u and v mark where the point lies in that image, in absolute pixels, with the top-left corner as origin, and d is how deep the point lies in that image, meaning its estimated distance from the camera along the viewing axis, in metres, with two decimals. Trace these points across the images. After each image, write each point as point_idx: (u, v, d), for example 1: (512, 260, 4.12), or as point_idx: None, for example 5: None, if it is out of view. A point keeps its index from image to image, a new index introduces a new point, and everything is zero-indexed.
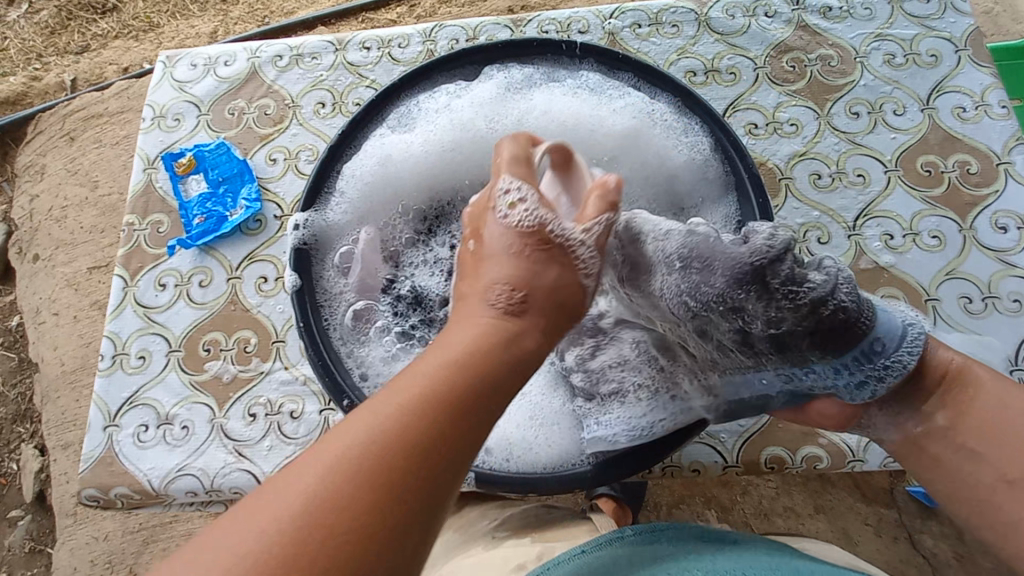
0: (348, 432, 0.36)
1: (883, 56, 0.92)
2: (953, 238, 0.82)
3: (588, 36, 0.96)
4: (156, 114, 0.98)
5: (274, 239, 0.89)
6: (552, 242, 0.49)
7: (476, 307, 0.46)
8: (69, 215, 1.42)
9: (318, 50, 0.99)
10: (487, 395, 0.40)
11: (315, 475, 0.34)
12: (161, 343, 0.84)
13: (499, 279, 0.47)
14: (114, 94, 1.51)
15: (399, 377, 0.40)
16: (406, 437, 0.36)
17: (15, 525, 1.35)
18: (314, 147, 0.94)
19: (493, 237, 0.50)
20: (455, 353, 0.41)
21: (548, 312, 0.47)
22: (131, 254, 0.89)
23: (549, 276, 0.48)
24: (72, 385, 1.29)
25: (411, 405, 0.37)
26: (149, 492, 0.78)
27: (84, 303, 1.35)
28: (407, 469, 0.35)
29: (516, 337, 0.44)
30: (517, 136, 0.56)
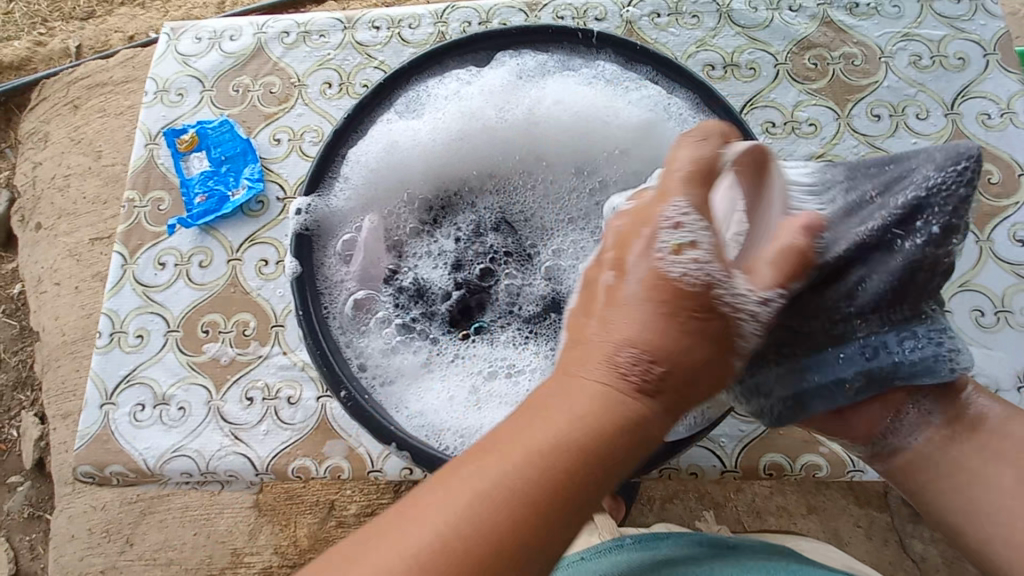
0: (432, 514, 0.35)
1: (909, 57, 0.89)
2: (969, 249, 0.81)
3: (604, 24, 0.93)
4: (158, 88, 0.96)
5: (276, 221, 0.87)
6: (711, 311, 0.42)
7: (596, 362, 0.41)
8: (71, 185, 1.41)
9: (326, 28, 0.96)
10: (597, 483, 0.37)
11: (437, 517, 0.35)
12: (160, 322, 0.83)
13: (622, 342, 0.41)
14: (119, 63, 1.48)
15: (489, 459, 0.37)
16: (498, 532, 0.35)
17: (14, 491, 1.36)
18: (319, 128, 0.92)
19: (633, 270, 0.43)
20: (560, 440, 0.37)
21: (680, 393, 0.42)
22: (131, 231, 0.88)
23: (703, 352, 0.42)
24: (73, 355, 1.29)
25: (537, 475, 0.36)
26: (145, 471, 0.77)
27: (86, 274, 1.34)
28: (517, 542, 0.35)
29: (634, 422, 0.40)
30: (705, 132, 0.45)
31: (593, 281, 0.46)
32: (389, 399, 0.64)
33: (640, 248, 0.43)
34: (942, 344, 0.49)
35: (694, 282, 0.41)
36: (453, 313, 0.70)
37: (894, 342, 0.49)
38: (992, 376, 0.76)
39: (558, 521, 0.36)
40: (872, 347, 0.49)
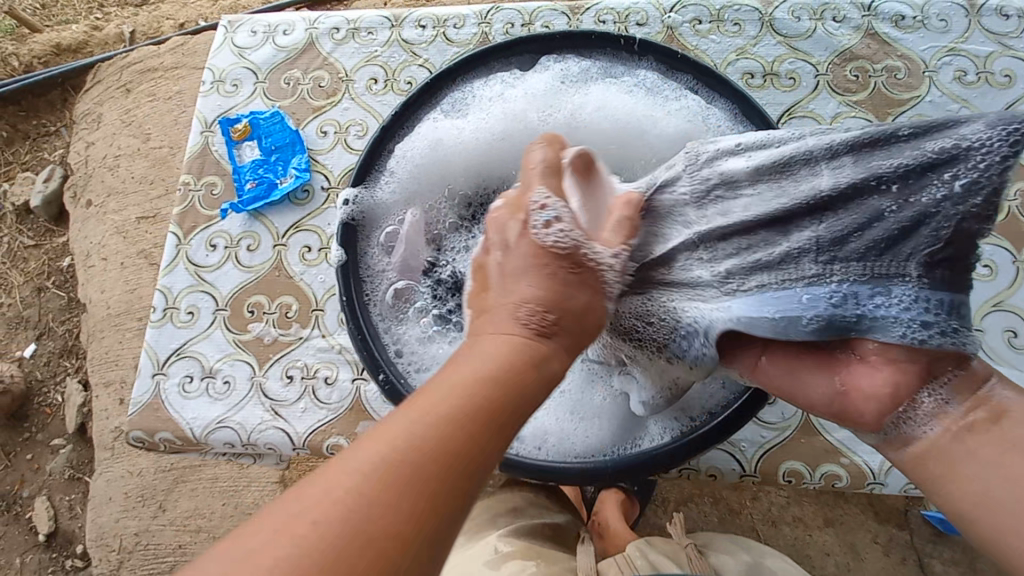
0: (378, 444, 0.36)
1: (954, 72, 0.88)
2: (1005, 267, 0.80)
3: (646, 29, 0.95)
4: (215, 78, 1.01)
5: (320, 210, 0.92)
6: (584, 265, 0.48)
7: (514, 314, 0.45)
8: (121, 164, 1.48)
9: (374, 25, 1.00)
10: (512, 407, 0.40)
11: (374, 468, 0.35)
12: (210, 300, 0.89)
13: (521, 299, 0.45)
14: (169, 49, 1.53)
15: (434, 390, 0.40)
16: (438, 459, 0.36)
17: (57, 453, 1.44)
18: (363, 122, 0.96)
19: (516, 248, 0.48)
20: (484, 373, 0.41)
21: (575, 335, 0.46)
22: (186, 213, 0.93)
23: (582, 295, 0.47)
24: (117, 327, 1.35)
25: (461, 410, 0.38)
26: (191, 439, 0.83)
27: (132, 251, 1.40)
28: (442, 494, 0.36)
29: (539, 362, 0.43)
30: (548, 141, 0.54)
31: (481, 268, 0.51)
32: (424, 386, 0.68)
33: (520, 227, 0.48)
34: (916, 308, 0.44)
35: None
36: None
37: (865, 295, 0.45)
38: None
39: (481, 468, 0.37)
40: (842, 293, 0.46)
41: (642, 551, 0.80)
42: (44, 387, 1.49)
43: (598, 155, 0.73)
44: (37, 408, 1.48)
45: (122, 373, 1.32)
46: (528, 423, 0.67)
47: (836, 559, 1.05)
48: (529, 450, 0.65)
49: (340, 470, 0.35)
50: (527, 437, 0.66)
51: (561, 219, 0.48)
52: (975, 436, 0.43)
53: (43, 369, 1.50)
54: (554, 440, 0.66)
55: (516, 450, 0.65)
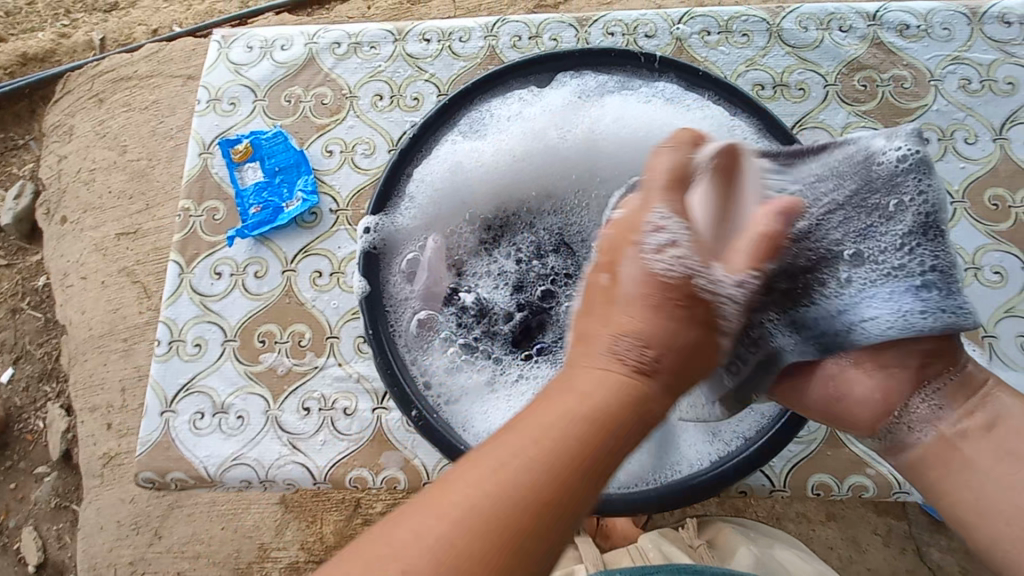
0: (494, 458, 0.38)
1: (959, 81, 0.89)
2: (1016, 274, 0.82)
3: (655, 41, 0.94)
4: (210, 97, 0.97)
5: (329, 233, 0.89)
6: (695, 298, 0.45)
7: (624, 338, 0.44)
8: (96, 178, 1.39)
9: (376, 39, 0.97)
10: (613, 454, 0.40)
11: (483, 497, 0.37)
12: (217, 332, 0.85)
13: (620, 331, 0.44)
14: (144, 56, 1.43)
15: (544, 411, 0.41)
16: (552, 490, 0.38)
17: (41, 481, 1.36)
18: (370, 140, 0.93)
19: (627, 268, 0.46)
20: (593, 406, 0.41)
21: (677, 372, 0.44)
22: (187, 240, 0.90)
23: (688, 334, 0.45)
24: (99, 349, 1.28)
25: (563, 443, 0.39)
26: (205, 478, 0.79)
27: (112, 269, 1.32)
28: (541, 517, 0.37)
29: (641, 399, 0.42)
30: (678, 140, 0.49)
31: (590, 285, 0.49)
32: (455, 418, 0.66)
33: (631, 253, 0.47)
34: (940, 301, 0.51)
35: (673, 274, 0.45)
36: (515, 334, 0.70)
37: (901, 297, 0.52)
38: None
39: (583, 497, 0.38)
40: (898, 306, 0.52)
41: (655, 543, 0.81)
42: (23, 414, 1.40)
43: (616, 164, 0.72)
44: (17, 435, 1.39)
45: (107, 397, 1.25)
46: None
47: (840, 552, 1.06)
48: None
49: (450, 495, 0.37)
50: None
51: (675, 246, 0.45)
52: (969, 441, 0.52)
53: (23, 394, 1.42)
54: None
55: None
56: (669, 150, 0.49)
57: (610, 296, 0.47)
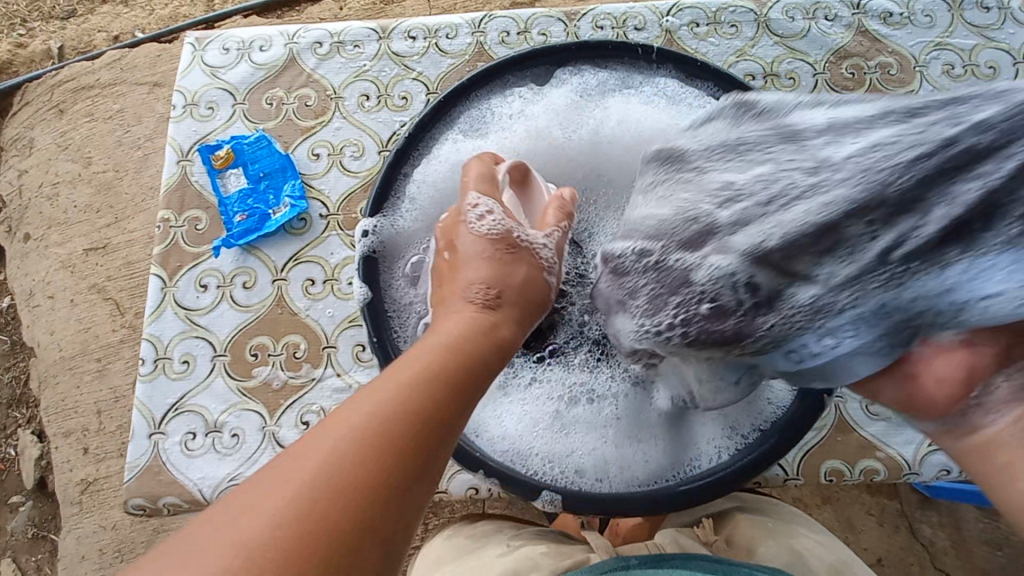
0: (355, 413, 0.36)
1: (943, 66, 0.91)
2: None
3: (644, 33, 0.93)
4: (186, 102, 0.93)
5: (320, 239, 0.85)
6: (517, 245, 0.51)
7: (459, 304, 0.47)
8: (61, 193, 1.32)
9: (360, 38, 0.94)
10: (477, 382, 0.42)
11: (321, 458, 0.34)
12: (206, 347, 0.81)
13: (480, 279, 0.48)
14: (106, 63, 1.35)
15: (400, 363, 0.41)
16: (416, 423, 0.37)
17: (16, 511, 1.27)
18: (359, 142, 0.90)
19: (464, 239, 0.51)
20: (435, 355, 0.41)
21: (520, 307, 0.49)
22: (168, 253, 0.85)
23: (519, 274, 0.49)
24: (72, 370, 1.21)
25: (403, 391, 0.38)
26: (200, 501, 0.76)
27: (81, 286, 1.25)
28: (416, 441, 0.37)
29: (496, 340, 0.45)
30: (523, 172, 0.61)
31: (437, 262, 0.54)
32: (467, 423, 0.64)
33: (460, 228, 0.52)
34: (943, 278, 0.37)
35: None
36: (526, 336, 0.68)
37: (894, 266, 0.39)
38: None
39: (435, 447, 0.37)
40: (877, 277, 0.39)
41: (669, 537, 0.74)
42: None
43: (622, 168, 0.71)
44: None
45: (82, 421, 1.19)
46: (586, 457, 0.64)
47: (836, 534, 1.05)
48: (591, 484, 0.63)
49: (288, 467, 0.34)
50: (587, 471, 0.63)
51: (538, 219, 0.51)
52: None
53: None
54: (615, 472, 0.63)
55: (577, 485, 0.63)
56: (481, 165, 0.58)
57: (504, 253, 0.50)
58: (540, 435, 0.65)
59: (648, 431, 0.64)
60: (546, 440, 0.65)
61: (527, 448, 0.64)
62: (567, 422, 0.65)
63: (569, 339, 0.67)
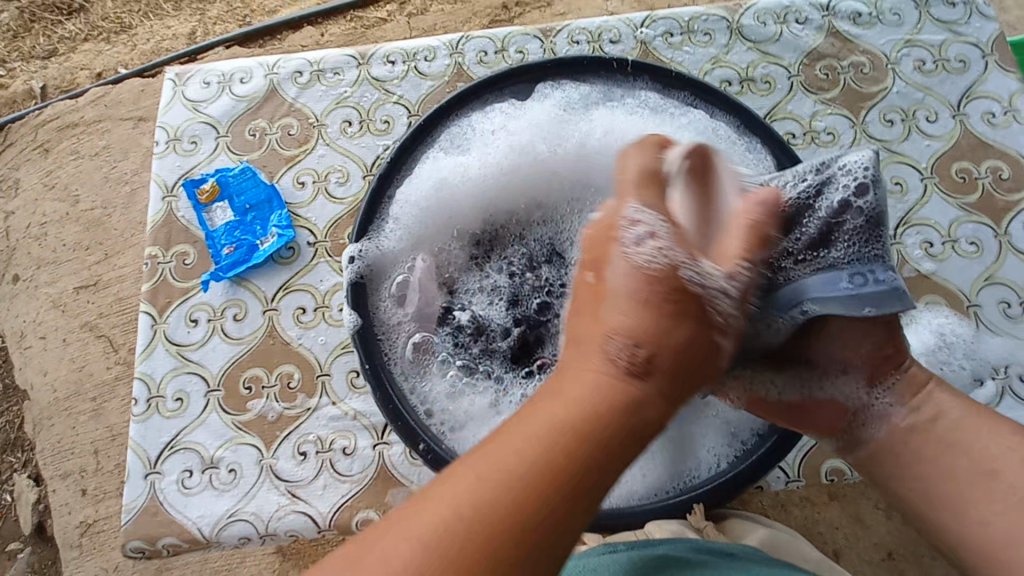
0: (476, 476, 0.36)
1: (914, 62, 0.92)
2: (990, 243, 0.84)
3: (619, 46, 0.95)
4: (169, 137, 0.93)
5: (309, 267, 0.85)
6: (686, 290, 0.43)
7: (593, 356, 0.41)
8: (49, 233, 1.30)
9: (339, 66, 0.95)
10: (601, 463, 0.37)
11: (440, 515, 0.34)
12: (199, 382, 0.81)
13: (618, 332, 0.42)
14: (89, 101, 1.36)
15: (524, 426, 0.38)
16: (527, 499, 0.35)
17: (15, 558, 1.22)
18: (343, 168, 0.90)
19: (616, 269, 0.44)
20: (571, 424, 0.38)
21: (672, 375, 0.42)
22: (157, 289, 0.85)
23: (680, 334, 0.42)
24: (67, 412, 1.18)
25: (527, 463, 0.36)
26: (200, 540, 0.75)
27: (74, 325, 1.22)
28: (527, 519, 0.35)
29: (629, 405, 0.39)
30: (643, 143, 0.49)
31: (575, 283, 0.47)
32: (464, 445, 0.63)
33: (616, 251, 0.44)
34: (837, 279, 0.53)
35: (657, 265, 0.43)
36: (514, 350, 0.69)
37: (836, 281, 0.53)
38: None
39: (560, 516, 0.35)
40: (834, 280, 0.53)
41: None
42: None
43: (570, 168, 0.72)
44: None
45: (79, 462, 1.15)
46: None
47: None
48: None
49: (402, 524, 0.35)
50: None
51: (655, 235, 0.44)
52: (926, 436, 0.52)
53: None
54: (614, 486, 0.64)
55: None
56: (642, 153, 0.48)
57: (599, 285, 0.44)
58: None
59: None
60: None
61: None
62: None
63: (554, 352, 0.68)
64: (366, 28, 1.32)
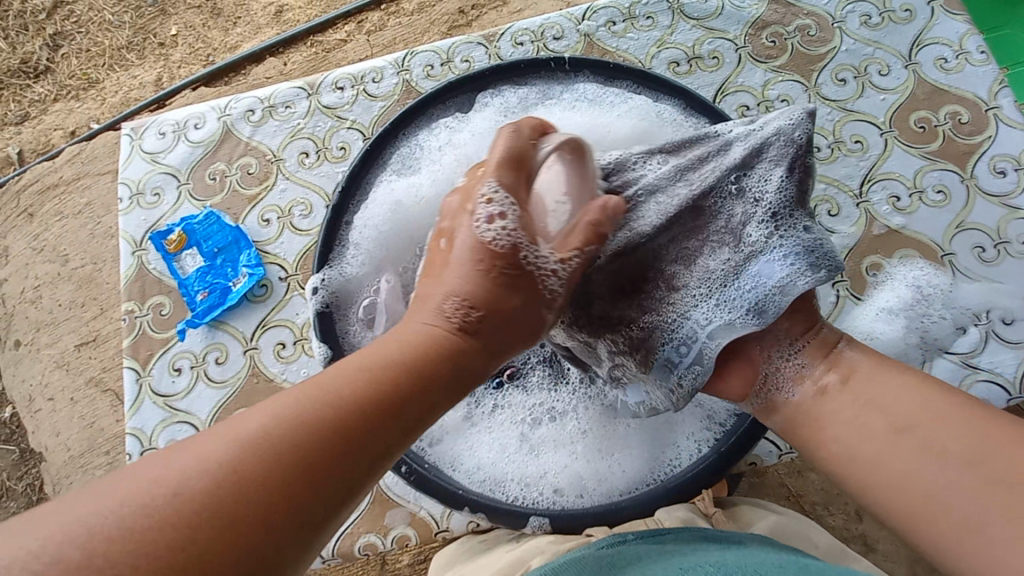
0: (286, 405, 0.35)
1: (860, 18, 0.92)
2: (957, 189, 0.83)
3: (565, 42, 0.95)
4: (133, 191, 0.94)
5: (284, 302, 0.86)
6: (523, 267, 0.46)
7: (429, 309, 0.44)
8: (43, 295, 1.25)
9: (290, 98, 0.96)
10: (420, 401, 0.39)
11: (238, 433, 0.34)
12: (189, 430, 0.82)
13: (451, 292, 0.44)
14: (66, 161, 1.32)
15: (356, 360, 0.40)
16: (334, 431, 0.35)
17: None
18: (306, 200, 0.91)
19: (466, 237, 0.46)
20: (388, 357, 0.40)
21: (496, 334, 0.44)
22: (138, 343, 0.86)
23: (511, 303, 0.45)
24: (84, 468, 1.14)
25: (345, 399, 0.36)
26: None
27: (79, 382, 1.18)
28: (325, 453, 0.34)
29: (450, 356, 0.42)
30: (522, 125, 0.53)
31: (432, 250, 0.49)
32: (442, 460, 0.66)
33: (466, 221, 0.47)
34: (735, 282, 0.54)
35: (501, 243, 0.45)
36: None
37: (722, 267, 0.55)
38: (1007, 307, 0.78)
39: (372, 443, 0.36)
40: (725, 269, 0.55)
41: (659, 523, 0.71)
42: None
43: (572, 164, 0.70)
44: None
45: None
46: (561, 475, 0.66)
47: None
48: (573, 500, 0.65)
49: (194, 447, 0.33)
50: (566, 489, 0.66)
51: (503, 217, 0.46)
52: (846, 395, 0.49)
53: None
54: (594, 485, 0.66)
55: (558, 505, 0.65)
56: (512, 136, 0.52)
57: (448, 255, 0.46)
58: (513, 460, 0.67)
59: (620, 439, 0.67)
60: (519, 463, 0.67)
61: (503, 475, 0.66)
62: (536, 443, 0.68)
63: (525, 361, 0.70)
64: (327, 51, 1.32)
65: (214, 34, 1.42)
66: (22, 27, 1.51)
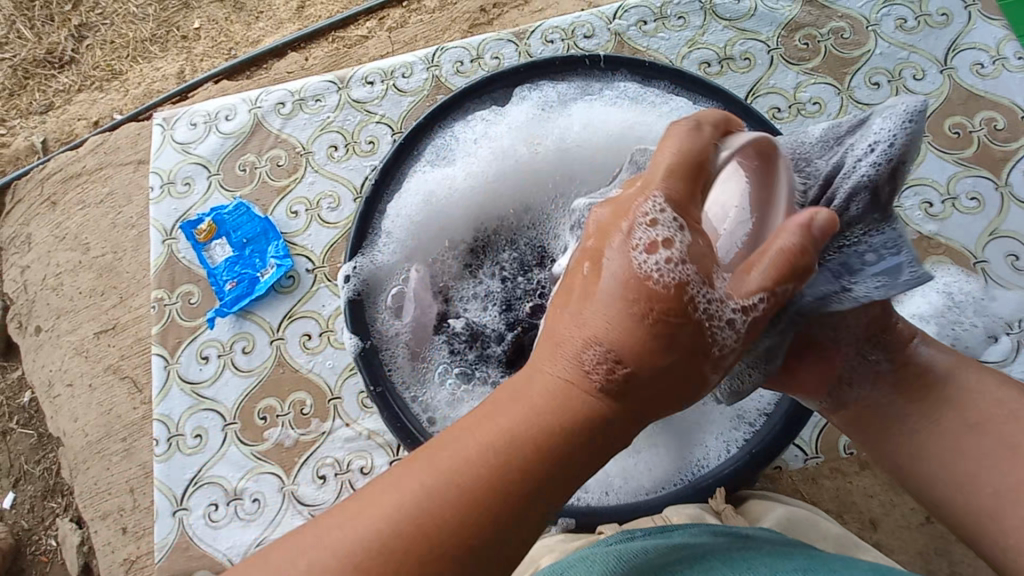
0: (409, 479, 0.37)
1: (895, 21, 0.91)
2: (991, 196, 0.82)
3: (594, 40, 0.95)
4: (163, 180, 0.95)
5: (311, 293, 0.87)
6: (687, 314, 0.37)
7: (562, 354, 0.39)
8: (64, 282, 1.27)
9: (320, 92, 0.96)
10: (564, 458, 0.37)
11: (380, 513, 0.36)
12: (215, 418, 0.83)
13: (588, 339, 0.38)
14: (90, 150, 1.34)
15: (489, 418, 0.38)
16: (474, 492, 0.36)
17: None
18: (334, 193, 0.91)
19: (609, 272, 0.39)
20: (515, 429, 0.37)
21: (657, 385, 0.38)
22: (166, 330, 0.87)
23: (667, 358, 0.38)
24: (101, 453, 1.15)
25: (479, 460, 0.37)
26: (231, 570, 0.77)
27: (97, 369, 1.19)
28: (468, 511, 0.36)
29: (591, 419, 0.37)
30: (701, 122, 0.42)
31: (570, 273, 0.42)
32: None
33: (618, 243, 0.39)
34: None
35: None
36: (508, 355, 0.69)
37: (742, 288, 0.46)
38: None
39: (499, 511, 0.36)
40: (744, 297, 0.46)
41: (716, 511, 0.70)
42: (33, 535, 1.24)
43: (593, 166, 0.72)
44: (31, 559, 1.24)
45: (118, 502, 1.11)
46: None
47: None
48: (599, 498, 0.65)
49: (344, 524, 0.36)
50: (591, 485, 0.65)
51: (668, 246, 0.38)
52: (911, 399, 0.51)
53: (27, 516, 1.25)
54: (620, 483, 0.65)
55: (583, 501, 0.65)
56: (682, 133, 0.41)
57: (574, 296, 0.40)
58: None
59: (647, 439, 0.66)
60: None
61: None
62: None
63: None
64: (349, 47, 1.32)
65: (236, 28, 1.43)
66: (48, 18, 1.53)
